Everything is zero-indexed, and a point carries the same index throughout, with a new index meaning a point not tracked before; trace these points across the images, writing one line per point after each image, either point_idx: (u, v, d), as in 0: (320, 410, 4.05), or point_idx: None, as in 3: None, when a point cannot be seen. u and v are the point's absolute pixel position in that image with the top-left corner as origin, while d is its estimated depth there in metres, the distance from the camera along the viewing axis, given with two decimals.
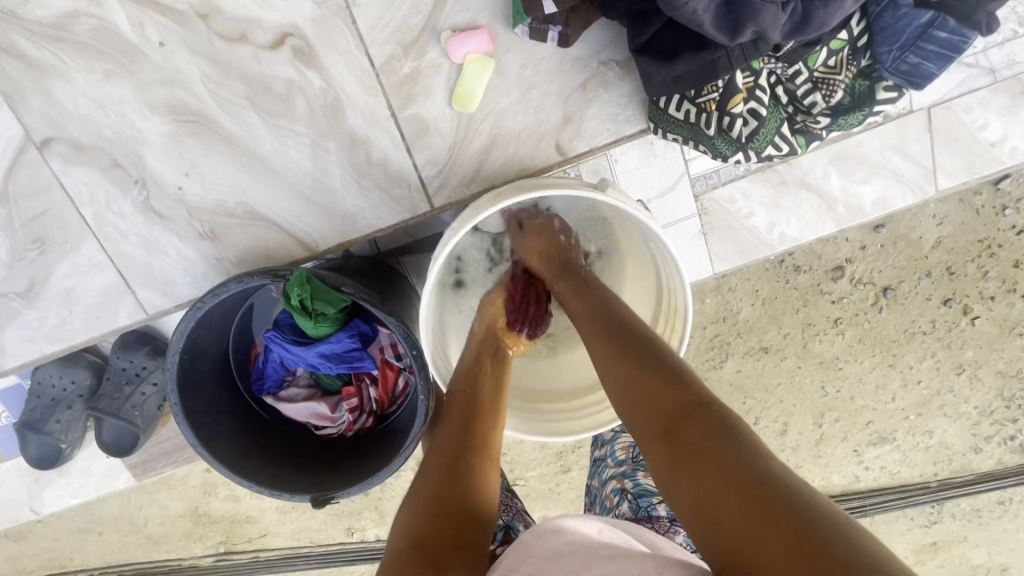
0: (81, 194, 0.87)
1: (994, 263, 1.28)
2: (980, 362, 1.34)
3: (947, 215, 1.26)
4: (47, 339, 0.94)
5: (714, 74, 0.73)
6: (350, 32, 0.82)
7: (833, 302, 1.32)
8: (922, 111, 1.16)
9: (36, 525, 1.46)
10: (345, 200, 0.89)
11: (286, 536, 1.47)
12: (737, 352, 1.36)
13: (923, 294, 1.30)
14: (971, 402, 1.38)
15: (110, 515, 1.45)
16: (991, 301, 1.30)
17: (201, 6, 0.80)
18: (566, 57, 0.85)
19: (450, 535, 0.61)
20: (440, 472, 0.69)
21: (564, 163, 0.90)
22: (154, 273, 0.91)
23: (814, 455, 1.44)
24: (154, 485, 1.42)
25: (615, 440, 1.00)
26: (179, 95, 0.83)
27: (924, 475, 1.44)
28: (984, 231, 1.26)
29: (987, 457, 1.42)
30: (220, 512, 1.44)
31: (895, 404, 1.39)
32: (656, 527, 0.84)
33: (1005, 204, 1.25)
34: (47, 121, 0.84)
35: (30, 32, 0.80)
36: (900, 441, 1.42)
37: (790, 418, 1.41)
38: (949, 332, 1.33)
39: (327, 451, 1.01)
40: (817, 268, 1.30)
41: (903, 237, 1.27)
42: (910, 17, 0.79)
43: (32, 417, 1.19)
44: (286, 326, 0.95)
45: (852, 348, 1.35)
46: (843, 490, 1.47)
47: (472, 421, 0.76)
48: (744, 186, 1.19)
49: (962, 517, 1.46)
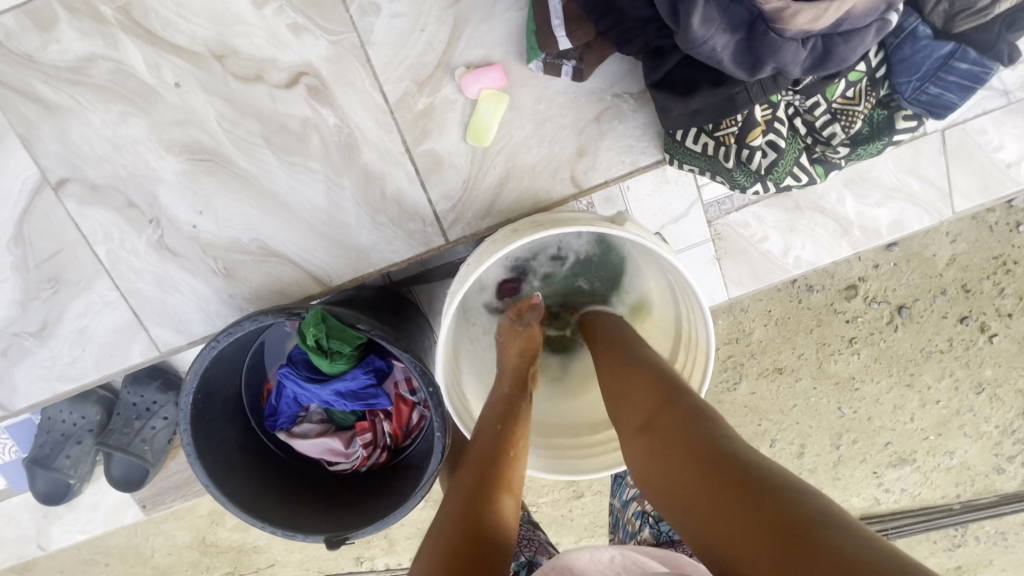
0: (95, 233, 0.86)
1: (1010, 280, 1.26)
2: (1000, 380, 1.32)
3: (961, 232, 1.25)
4: (60, 378, 0.93)
5: (732, 108, 0.72)
6: (364, 70, 0.83)
7: (848, 322, 1.30)
8: (936, 133, 1.16)
9: (40, 559, 1.43)
10: (359, 236, 0.88)
11: (294, 566, 1.44)
12: (751, 373, 1.34)
13: (939, 312, 1.28)
14: (991, 421, 1.34)
15: (116, 547, 1.42)
16: (1008, 318, 1.28)
17: (217, 48, 0.81)
18: (579, 91, 0.85)
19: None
20: (461, 520, 0.65)
21: (580, 195, 0.90)
22: (167, 310, 0.91)
23: (832, 478, 1.41)
24: (162, 516, 1.40)
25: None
26: (195, 135, 0.84)
27: (947, 497, 1.40)
28: (997, 249, 1.25)
29: (1011, 478, 1.38)
30: (228, 542, 1.42)
31: (914, 425, 1.36)
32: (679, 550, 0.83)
33: (1019, 221, 1.24)
34: (63, 161, 0.84)
35: (47, 76, 0.81)
36: (920, 463, 1.38)
37: (807, 440, 1.38)
38: (967, 350, 1.30)
39: (341, 487, 0.99)
40: (829, 288, 1.28)
41: (916, 255, 1.26)
42: (929, 49, 0.78)
43: (41, 454, 1.18)
44: (301, 362, 0.93)
45: (868, 369, 1.32)
46: (863, 513, 1.43)
47: (495, 466, 0.72)
48: (757, 210, 1.18)
49: (986, 540, 1.42)
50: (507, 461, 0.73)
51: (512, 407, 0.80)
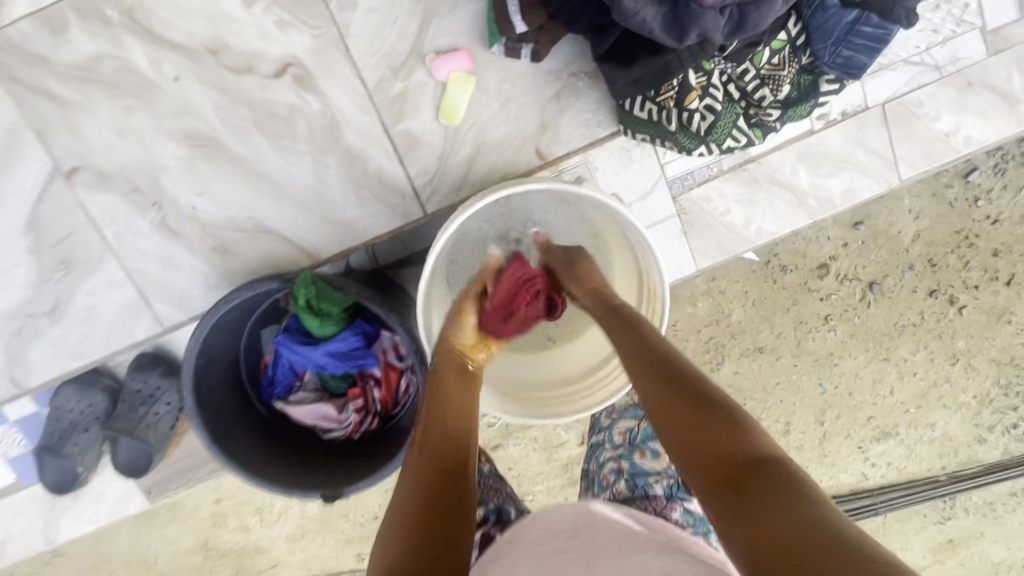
0: (103, 217, 0.95)
1: (974, 253, 1.35)
2: (972, 351, 1.40)
3: (922, 210, 1.35)
4: (70, 355, 1.01)
5: (668, 74, 0.83)
6: (345, 59, 0.92)
7: (822, 300, 1.38)
8: (877, 106, 1.26)
9: (51, 563, 1.47)
10: (345, 211, 0.97)
11: (297, 565, 1.48)
12: (733, 353, 1.41)
13: (909, 287, 1.37)
14: (968, 391, 1.42)
15: (118, 554, 1.47)
16: (975, 290, 1.37)
17: (212, 44, 0.90)
18: (538, 71, 0.94)
19: (435, 560, 0.57)
20: (415, 501, 0.63)
21: (544, 167, 0.98)
22: (170, 287, 0.99)
23: (819, 455, 1.46)
24: (163, 517, 1.46)
25: (613, 425, 0.95)
26: (193, 123, 0.92)
27: (932, 469, 1.46)
28: (960, 223, 1.35)
29: (992, 447, 1.44)
30: (230, 543, 1.47)
31: (894, 398, 1.43)
32: (652, 505, 0.82)
33: (977, 195, 1.34)
34: (73, 152, 0.92)
35: (60, 74, 0.90)
36: (904, 436, 1.45)
37: (792, 417, 1.44)
38: (938, 322, 1.38)
39: (336, 451, 1.06)
40: (802, 267, 1.37)
41: (883, 233, 1.35)
42: (838, 16, 0.87)
43: (50, 441, 1.24)
44: (295, 329, 1.00)
45: (845, 345, 1.40)
46: (852, 489, 1.48)
47: (446, 436, 0.71)
48: (718, 185, 1.26)
49: (976, 512, 1.47)
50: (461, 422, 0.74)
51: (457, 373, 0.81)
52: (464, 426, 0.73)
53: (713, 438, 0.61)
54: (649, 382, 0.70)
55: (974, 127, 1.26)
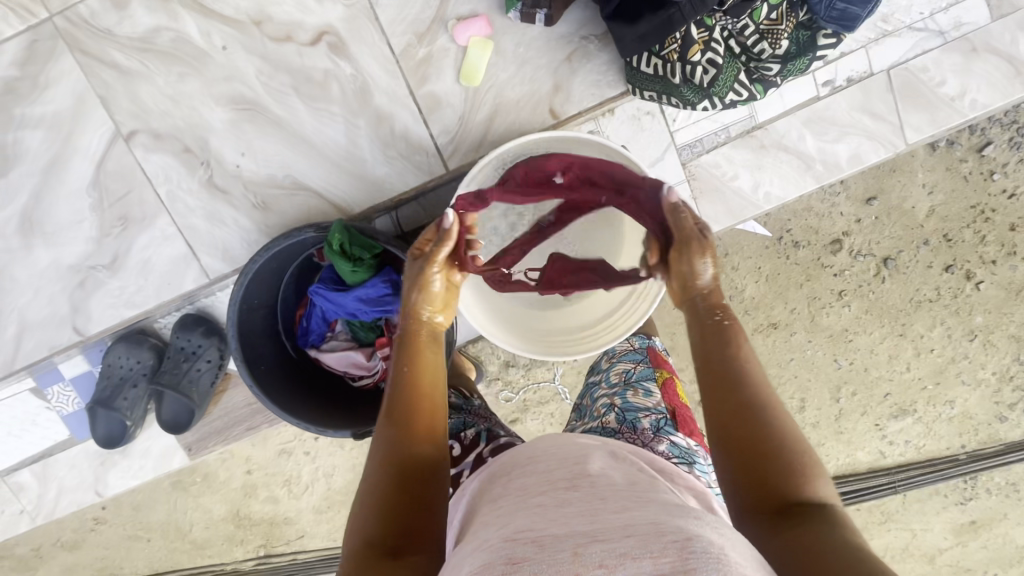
0: (158, 176, 1.05)
1: (990, 227, 1.37)
2: (991, 327, 1.41)
3: (936, 183, 1.37)
4: (127, 305, 1.11)
5: (671, 27, 0.90)
6: (374, 27, 1.01)
7: (836, 276, 1.42)
8: (882, 73, 1.29)
9: (90, 533, 1.49)
10: (374, 168, 1.05)
11: (322, 536, 1.50)
12: (748, 328, 1.45)
13: (924, 262, 1.39)
14: (988, 367, 1.44)
15: (157, 522, 1.49)
16: (992, 265, 1.39)
17: (256, 16, 1.00)
18: (551, 35, 1.01)
19: (406, 527, 0.61)
20: (385, 470, 0.64)
21: (557, 126, 1.06)
22: (216, 241, 1.08)
23: (835, 432, 1.49)
24: (198, 488, 1.48)
25: (611, 367, 0.99)
26: (239, 88, 1.02)
27: (951, 448, 1.48)
28: (975, 197, 1.37)
29: (1014, 425, 1.46)
30: (262, 513, 1.49)
31: (911, 374, 1.45)
32: (640, 438, 0.85)
33: (992, 169, 1.36)
34: (133, 116, 1.03)
35: (123, 46, 1.01)
36: (922, 413, 1.47)
37: (807, 394, 1.48)
38: (956, 298, 1.40)
39: (364, 397, 1.13)
40: (814, 243, 1.41)
41: (896, 208, 1.38)
42: None
43: (101, 395, 1.16)
44: (328, 279, 1.09)
45: (859, 321, 1.43)
46: (870, 468, 1.50)
47: (414, 406, 0.69)
48: (726, 151, 1.31)
49: (998, 492, 1.48)
50: (429, 422, 0.69)
51: (424, 359, 0.74)
52: (430, 392, 0.71)
53: (767, 465, 0.60)
54: (722, 394, 0.66)
55: (981, 92, 1.29)
